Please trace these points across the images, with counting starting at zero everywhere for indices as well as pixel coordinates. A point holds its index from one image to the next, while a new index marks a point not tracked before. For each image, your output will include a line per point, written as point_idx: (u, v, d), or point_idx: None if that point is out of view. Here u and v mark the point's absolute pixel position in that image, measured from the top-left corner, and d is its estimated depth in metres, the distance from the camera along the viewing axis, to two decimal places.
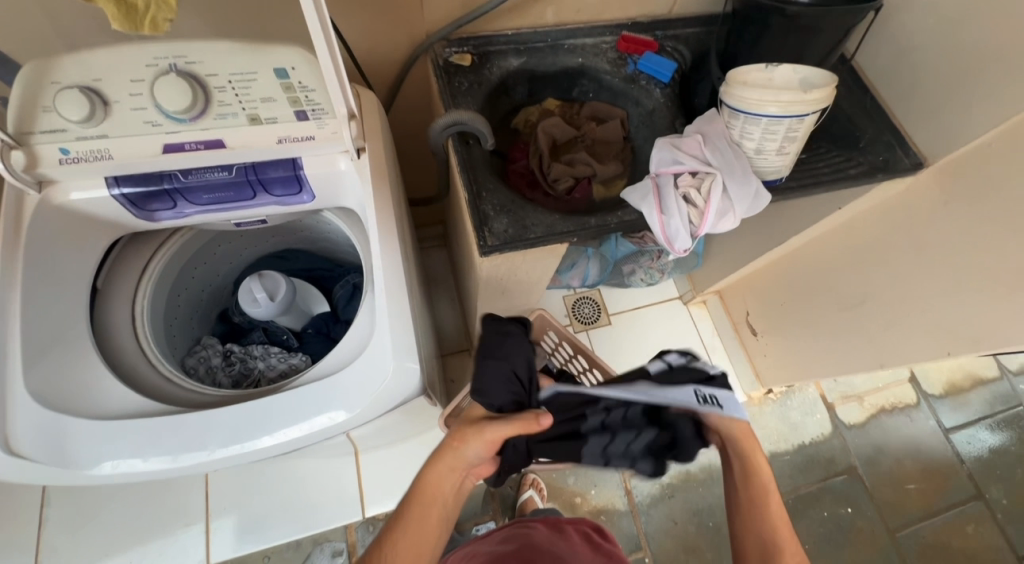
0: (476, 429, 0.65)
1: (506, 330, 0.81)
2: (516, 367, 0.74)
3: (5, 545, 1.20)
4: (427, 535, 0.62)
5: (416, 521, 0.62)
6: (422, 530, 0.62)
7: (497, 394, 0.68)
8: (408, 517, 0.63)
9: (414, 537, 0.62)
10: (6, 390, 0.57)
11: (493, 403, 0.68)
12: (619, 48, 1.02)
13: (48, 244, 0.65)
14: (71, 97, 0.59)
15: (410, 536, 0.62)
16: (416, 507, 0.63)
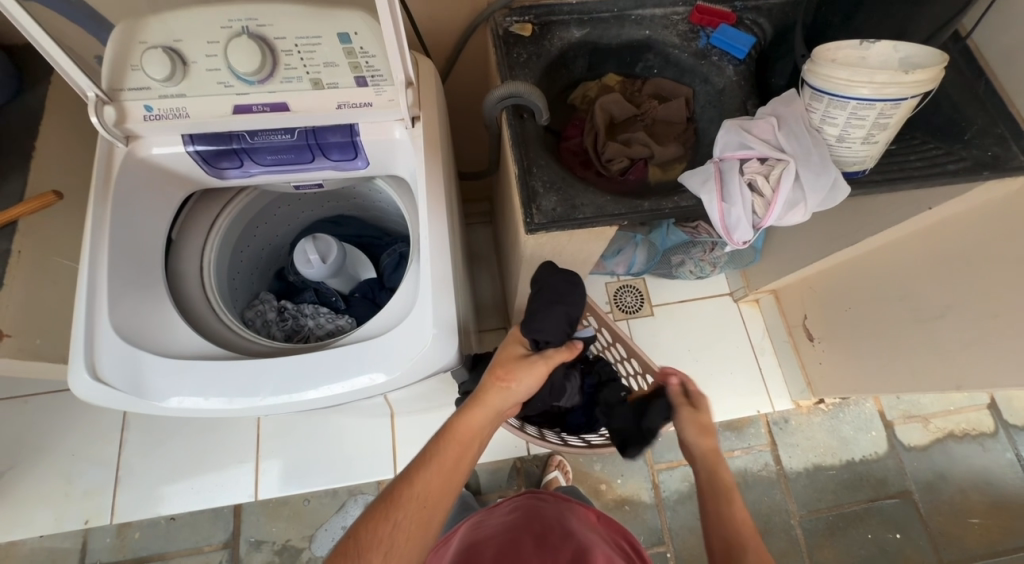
0: (528, 365, 0.71)
1: (572, 279, 0.83)
2: (576, 311, 0.79)
3: (93, 458, 1.38)
4: (460, 473, 0.63)
5: (450, 458, 0.62)
6: (455, 469, 0.62)
7: (553, 335, 0.75)
8: (442, 453, 0.62)
9: (446, 474, 0.61)
10: (94, 324, 0.63)
11: (538, 340, 0.74)
12: (692, 19, 0.94)
13: (132, 195, 0.71)
14: (155, 56, 0.63)
15: (444, 471, 0.61)
16: (454, 445, 0.64)
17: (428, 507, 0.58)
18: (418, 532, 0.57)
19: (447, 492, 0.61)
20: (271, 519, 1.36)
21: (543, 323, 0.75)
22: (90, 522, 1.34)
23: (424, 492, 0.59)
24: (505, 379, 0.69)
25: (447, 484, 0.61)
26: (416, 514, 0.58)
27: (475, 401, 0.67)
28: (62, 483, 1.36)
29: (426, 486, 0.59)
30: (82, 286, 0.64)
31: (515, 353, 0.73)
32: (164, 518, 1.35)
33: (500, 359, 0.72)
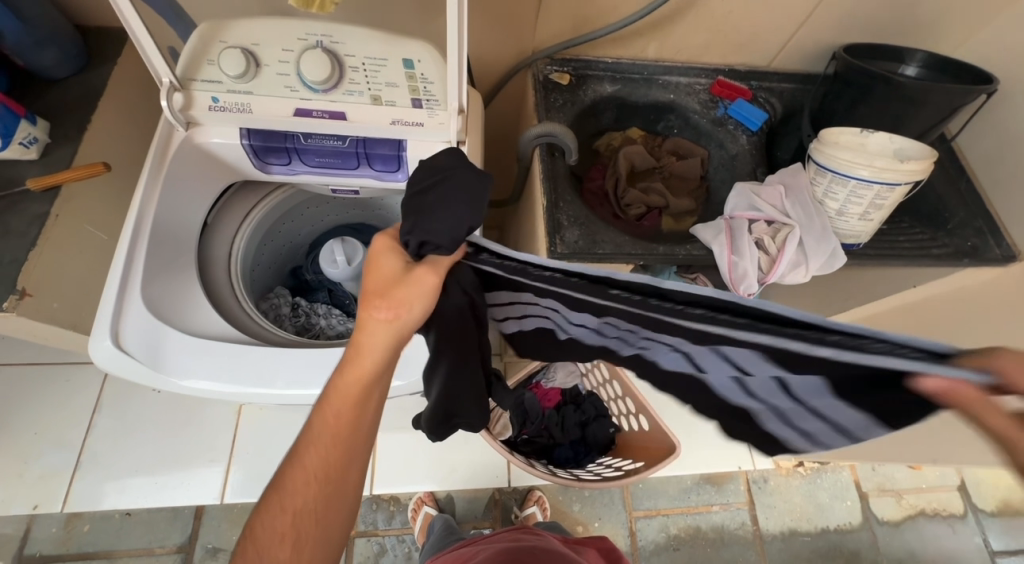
0: (416, 282, 0.52)
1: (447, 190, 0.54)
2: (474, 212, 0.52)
3: (57, 440, 1.32)
4: (331, 443, 0.54)
5: (328, 431, 0.54)
6: (350, 433, 0.54)
7: (435, 235, 0.51)
8: (304, 444, 0.54)
9: (336, 443, 0.54)
10: (126, 294, 0.64)
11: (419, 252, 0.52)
12: (712, 90, 1.05)
13: (181, 176, 0.74)
14: (233, 55, 0.69)
15: (312, 445, 0.54)
16: (322, 415, 0.54)
17: (284, 541, 0.52)
18: (313, 495, 0.53)
19: (332, 453, 0.54)
20: (233, 527, 1.31)
21: (431, 219, 0.52)
22: (40, 508, 1.27)
23: (308, 472, 0.54)
24: (386, 312, 0.52)
25: (326, 476, 0.54)
26: (298, 490, 0.53)
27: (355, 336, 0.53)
28: (18, 462, 1.29)
29: (302, 456, 0.54)
30: (121, 257, 0.65)
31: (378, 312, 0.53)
32: (119, 513, 1.29)
33: (367, 320, 0.53)
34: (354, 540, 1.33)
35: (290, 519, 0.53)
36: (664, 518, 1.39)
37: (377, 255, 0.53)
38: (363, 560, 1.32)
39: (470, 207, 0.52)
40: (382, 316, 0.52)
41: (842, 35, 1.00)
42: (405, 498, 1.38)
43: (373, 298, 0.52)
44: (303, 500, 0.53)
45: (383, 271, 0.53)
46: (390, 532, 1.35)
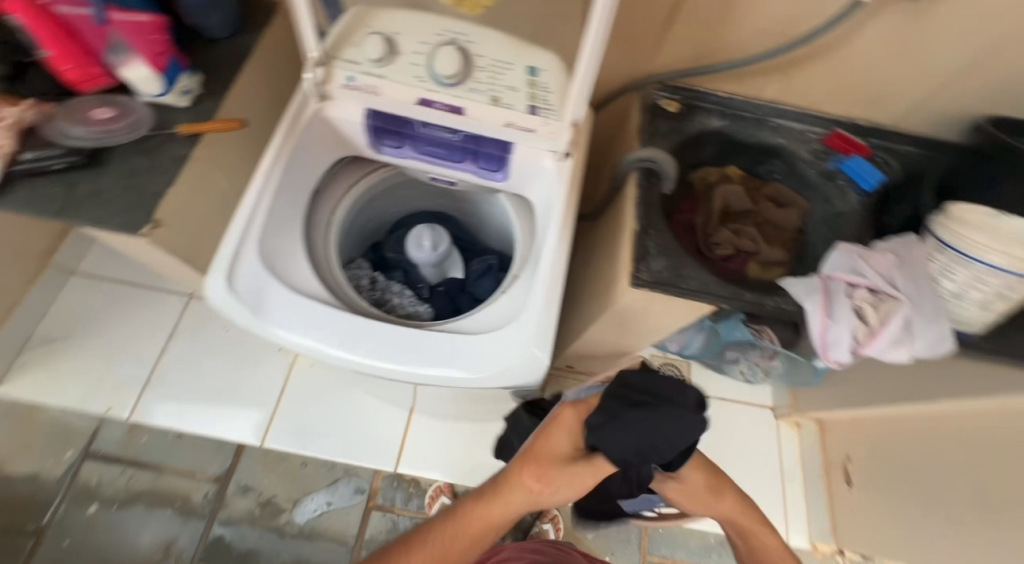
0: (585, 473, 0.67)
1: (668, 411, 0.71)
2: (661, 441, 0.70)
3: (136, 355, 1.46)
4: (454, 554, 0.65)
5: (441, 550, 0.65)
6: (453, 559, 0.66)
7: (616, 447, 0.67)
8: (430, 542, 0.66)
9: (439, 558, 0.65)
10: (246, 243, 0.71)
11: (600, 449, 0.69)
12: (827, 141, 0.99)
13: (308, 143, 0.80)
14: (376, 41, 0.74)
15: (434, 549, 0.65)
16: (456, 528, 0.66)
17: None
18: None
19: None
20: (266, 470, 1.39)
21: (620, 437, 0.68)
22: (111, 411, 1.40)
23: None
24: (542, 485, 0.66)
25: None
26: None
27: (504, 483, 0.68)
28: (101, 367, 1.44)
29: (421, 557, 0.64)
30: (247, 210, 0.72)
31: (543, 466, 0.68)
32: (173, 433, 1.40)
33: (537, 451, 0.69)
34: (371, 511, 1.37)
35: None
36: None
37: (569, 423, 0.72)
38: (376, 533, 1.36)
39: (637, 453, 0.68)
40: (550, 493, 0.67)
41: (987, 105, 0.92)
42: (425, 483, 1.41)
43: (543, 471, 0.67)
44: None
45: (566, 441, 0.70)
46: (405, 512, 1.38)
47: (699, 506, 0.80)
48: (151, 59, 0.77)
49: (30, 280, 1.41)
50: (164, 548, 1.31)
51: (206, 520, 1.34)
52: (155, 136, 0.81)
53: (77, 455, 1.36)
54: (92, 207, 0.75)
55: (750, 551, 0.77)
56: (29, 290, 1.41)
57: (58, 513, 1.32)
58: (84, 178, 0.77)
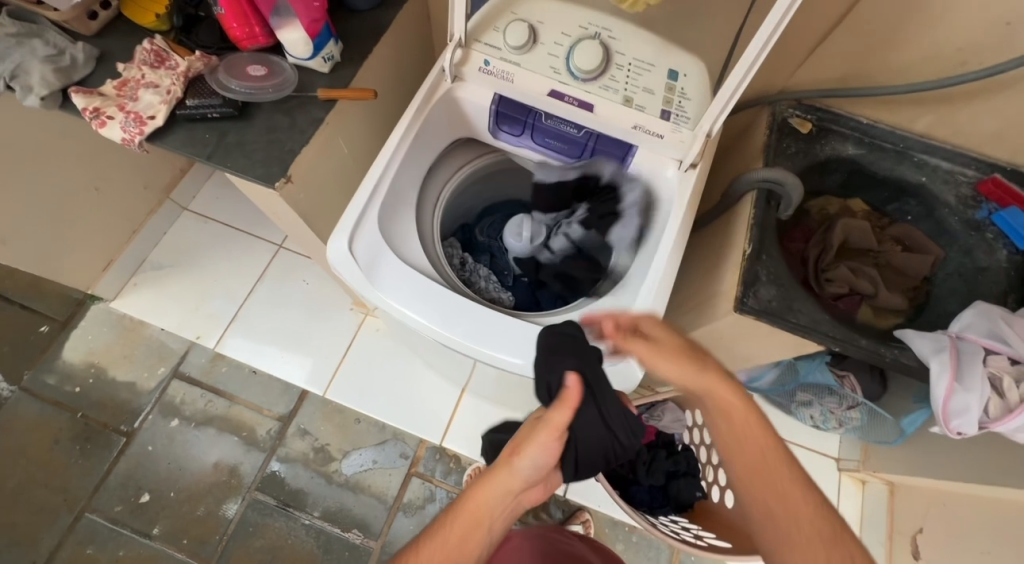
0: (551, 423, 0.58)
1: (565, 334, 0.68)
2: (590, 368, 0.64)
3: (227, 291, 1.59)
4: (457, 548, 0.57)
5: (441, 553, 0.57)
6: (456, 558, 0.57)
7: (553, 380, 0.63)
8: (435, 537, 0.58)
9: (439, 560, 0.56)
10: (369, 210, 0.74)
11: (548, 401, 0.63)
12: (979, 187, 0.89)
13: (436, 120, 0.82)
14: (521, 29, 0.74)
15: (437, 545, 0.57)
16: (461, 520, 0.58)
17: None
18: None
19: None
20: (323, 418, 1.48)
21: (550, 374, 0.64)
22: (200, 338, 1.55)
23: None
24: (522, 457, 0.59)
25: None
26: None
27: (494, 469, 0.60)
28: (196, 298, 1.58)
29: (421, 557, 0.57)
30: (374, 179, 0.75)
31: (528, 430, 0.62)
32: (249, 368, 1.52)
33: (520, 429, 0.64)
34: (411, 477, 1.43)
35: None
36: None
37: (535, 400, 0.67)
38: (413, 499, 1.41)
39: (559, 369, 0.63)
40: (533, 461, 0.59)
41: None
42: (466, 462, 1.45)
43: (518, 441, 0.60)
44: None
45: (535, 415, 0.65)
46: (444, 485, 1.43)
47: (678, 371, 0.61)
48: (307, 24, 0.81)
49: (150, 210, 1.56)
50: (229, 470, 1.44)
51: (266, 453, 1.45)
52: (296, 97, 0.87)
53: (168, 373, 1.52)
54: (237, 156, 0.82)
55: (727, 436, 0.61)
56: (149, 218, 1.57)
57: (147, 421, 1.47)
58: (233, 128, 0.84)
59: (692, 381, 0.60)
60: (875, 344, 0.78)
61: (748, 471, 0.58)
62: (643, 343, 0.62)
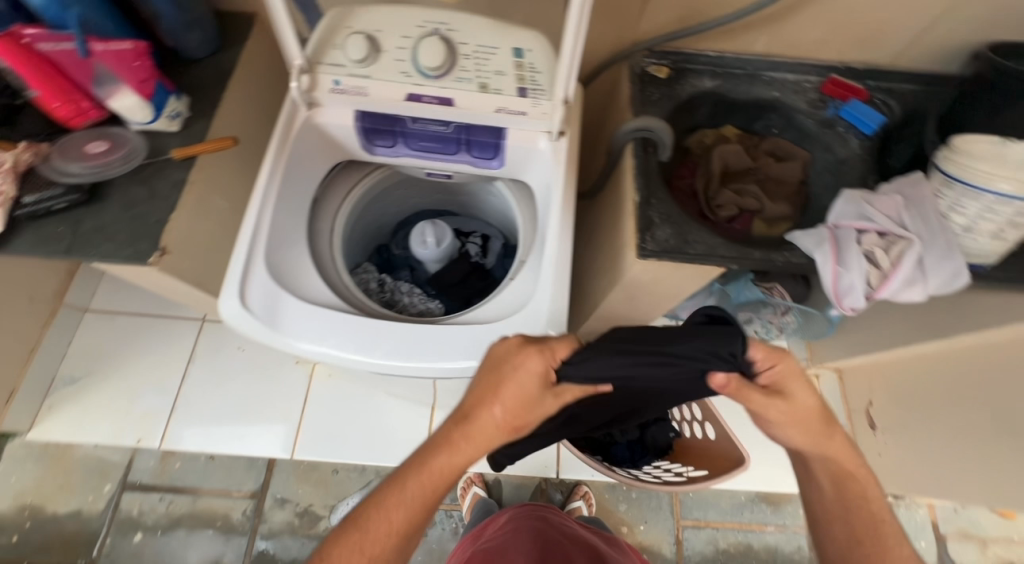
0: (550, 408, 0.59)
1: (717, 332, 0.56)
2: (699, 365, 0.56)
3: (159, 383, 1.48)
4: (428, 504, 0.58)
5: (409, 505, 0.57)
6: (430, 503, 0.58)
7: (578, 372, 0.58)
8: (402, 494, 0.57)
9: (413, 510, 0.57)
10: (252, 259, 0.71)
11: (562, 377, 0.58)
12: (823, 89, 0.98)
13: (301, 151, 0.80)
14: (358, 41, 0.73)
15: (407, 501, 0.57)
16: (432, 475, 0.57)
17: None
18: (389, 546, 0.56)
19: (420, 518, 0.58)
20: (299, 480, 1.42)
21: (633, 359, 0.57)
22: (142, 442, 1.43)
23: (392, 522, 0.57)
24: (504, 410, 0.57)
25: (406, 534, 0.57)
26: (379, 537, 0.56)
27: (467, 417, 0.58)
28: (125, 401, 1.46)
29: (390, 513, 0.57)
30: (250, 226, 0.72)
31: (525, 395, 0.57)
32: (205, 455, 1.43)
33: (512, 388, 0.57)
34: None
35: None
36: (712, 530, 1.36)
37: (535, 363, 0.58)
38: None
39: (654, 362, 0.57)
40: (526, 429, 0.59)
41: (982, 33, 0.91)
42: None
43: (498, 389, 0.57)
44: (375, 552, 0.56)
45: (535, 378, 0.58)
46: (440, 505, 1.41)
47: (805, 435, 0.61)
48: (137, 87, 0.77)
49: (44, 324, 1.42)
50: None
51: (248, 535, 1.37)
52: (150, 165, 0.82)
53: (116, 488, 1.39)
54: (98, 242, 0.76)
55: (832, 499, 0.64)
56: (45, 334, 1.42)
57: (106, 545, 1.35)
58: (87, 214, 0.78)
59: (814, 448, 0.62)
60: (767, 252, 0.83)
61: (852, 530, 0.62)
62: (779, 400, 0.58)
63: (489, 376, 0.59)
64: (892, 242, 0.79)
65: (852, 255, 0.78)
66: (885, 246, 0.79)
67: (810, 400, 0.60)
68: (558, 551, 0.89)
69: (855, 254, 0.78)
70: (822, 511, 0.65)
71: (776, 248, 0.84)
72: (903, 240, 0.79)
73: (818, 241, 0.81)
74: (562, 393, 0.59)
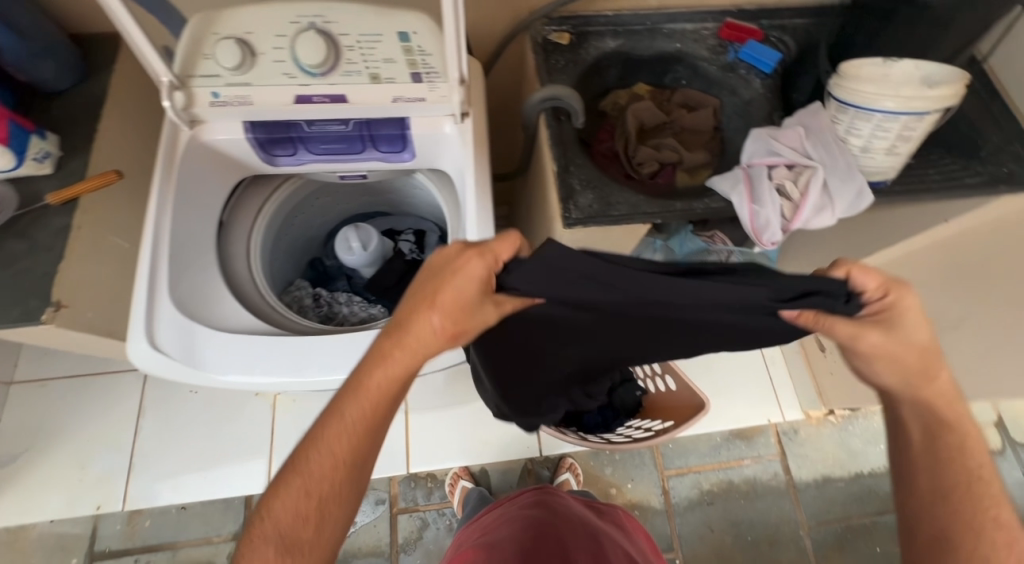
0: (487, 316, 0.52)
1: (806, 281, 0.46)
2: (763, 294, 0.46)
3: (111, 444, 1.38)
4: (372, 428, 0.54)
5: (353, 429, 0.54)
6: (376, 429, 0.55)
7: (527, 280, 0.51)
8: (342, 420, 0.54)
9: (357, 439, 0.54)
10: (156, 298, 0.66)
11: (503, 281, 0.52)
12: (721, 34, 1.00)
13: (192, 175, 0.74)
14: (228, 47, 0.68)
15: (349, 427, 0.54)
16: (372, 397, 0.54)
17: (307, 523, 0.53)
18: (337, 475, 0.53)
19: (366, 444, 0.54)
20: None
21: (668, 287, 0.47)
22: (103, 508, 1.34)
23: (337, 451, 0.53)
24: (441, 318, 0.52)
25: (354, 462, 0.54)
26: (325, 466, 0.53)
27: (403, 331, 0.54)
28: (75, 469, 1.36)
29: (333, 440, 0.53)
30: (146, 262, 0.67)
31: (462, 299, 0.51)
32: (176, 507, 1.35)
33: (447, 295, 0.51)
34: (397, 517, 1.38)
35: (313, 507, 0.53)
36: (696, 475, 1.40)
37: (473, 266, 0.51)
38: (407, 534, 1.37)
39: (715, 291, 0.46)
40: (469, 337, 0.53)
41: None
42: (442, 475, 1.42)
43: (433, 297, 0.52)
44: (322, 490, 0.53)
45: (472, 282, 0.51)
46: (431, 506, 1.39)
47: (898, 378, 0.53)
48: None
49: None
50: None
51: None
52: (26, 216, 0.75)
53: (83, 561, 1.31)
54: None
55: (918, 454, 0.54)
56: None
57: None
58: None
59: (911, 392, 0.53)
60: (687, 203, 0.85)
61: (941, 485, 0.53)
62: (873, 333, 0.49)
63: (424, 283, 0.54)
64: (800, 172, 0.82)
65: (765, 190, 0.81)
66: (794, 177, 0.82)
67: (917, 336, 0.50)
68: (554, 536, 0.84)
69: (767, 188, 0.81)
70: (901, 466, 0.56)
71: (693, 197, 0.86)
72: (809, 169, 0.82)
73: (732, 182, 0.83)
74: (503, 300, 0.52)
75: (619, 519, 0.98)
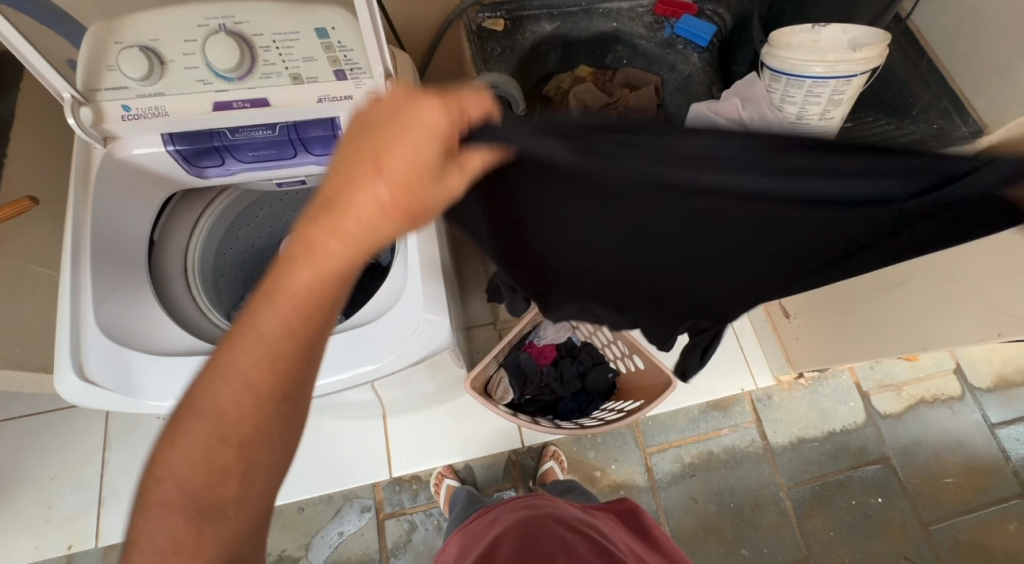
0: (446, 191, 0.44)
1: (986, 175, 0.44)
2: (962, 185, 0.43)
3: (78, 481, 1.33)
4: (296, 345, 0.46)
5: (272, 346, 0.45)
6: (303, 348, 0.47)
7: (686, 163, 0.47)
8: (257, 336, 0.45)
9: (281, 360, 0.46)
10: (80, 325, 0.63)
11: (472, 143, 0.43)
12: (656, 10, 0.99)
13: (111, 195, 0.71)
14: (133, 55, 0.63)
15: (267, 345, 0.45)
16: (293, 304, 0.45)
17: (225, 470, 0.45)
18: (254, 406, 0.45)
19: (289, 366, 0.46)
20: None
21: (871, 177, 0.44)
22: (74, 547, 1.28)
23: (251, 376, 0.45)
24: (388, 188, 0.42)
25: (275, 391, 0.46)
26: (240, 397, 0.45)
27: (333, 211, 0.43)
28: (42, 509, 1.30)
29: (247, 363, 0.45)
30: (66, 290, 0.64)
31: (410, 170, 0.42)
32: None
33: (390, 162, 0.41)
34: (384, 522, 1.37)
35: (232, 454, 0.45)
36: (677, 450, 1.43)
37: (430, 122, 0.41)
38: (396, 538, 1.36)
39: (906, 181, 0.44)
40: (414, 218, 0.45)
41: None
42: (426, 475, 1.41)
43: (369, 164, 0.41)
44: (243, 432, 0.45)
45: (421, 148, 0.41)
46: (417, 508, 1.38)
47: None
48: None
49: None
50: None
51: None
52: None
53: None
54: None
55: None
56: None
57: None
58: None
59: None
60: None
61: None
62: None
63: (354, 142, 0.42)
64: None
65: None
66: None
67: None
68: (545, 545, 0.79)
69: None
70: None
71: None
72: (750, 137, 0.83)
73: None
74: (467, 163, 0.44)
75: (605, 518, 0.96)
